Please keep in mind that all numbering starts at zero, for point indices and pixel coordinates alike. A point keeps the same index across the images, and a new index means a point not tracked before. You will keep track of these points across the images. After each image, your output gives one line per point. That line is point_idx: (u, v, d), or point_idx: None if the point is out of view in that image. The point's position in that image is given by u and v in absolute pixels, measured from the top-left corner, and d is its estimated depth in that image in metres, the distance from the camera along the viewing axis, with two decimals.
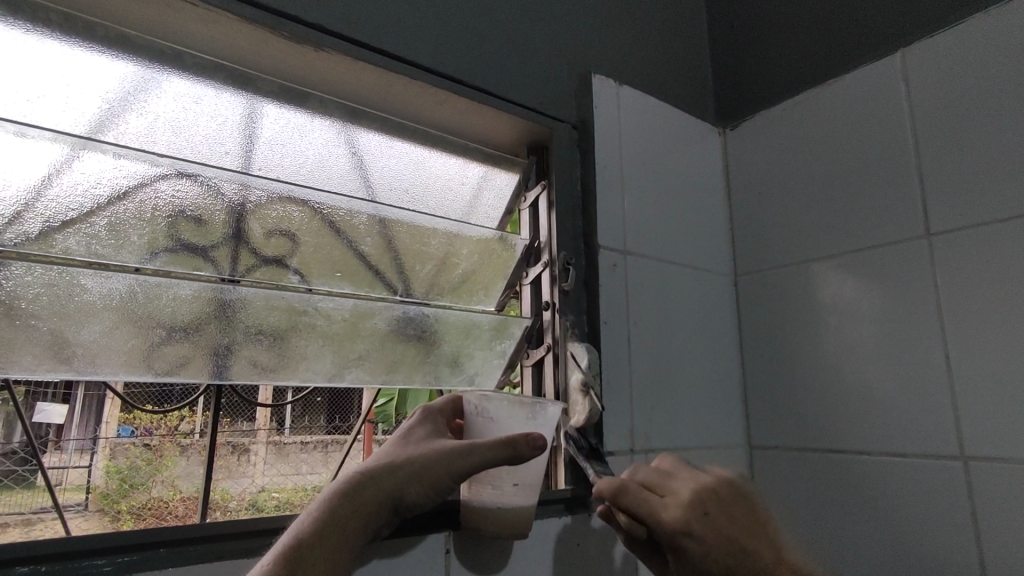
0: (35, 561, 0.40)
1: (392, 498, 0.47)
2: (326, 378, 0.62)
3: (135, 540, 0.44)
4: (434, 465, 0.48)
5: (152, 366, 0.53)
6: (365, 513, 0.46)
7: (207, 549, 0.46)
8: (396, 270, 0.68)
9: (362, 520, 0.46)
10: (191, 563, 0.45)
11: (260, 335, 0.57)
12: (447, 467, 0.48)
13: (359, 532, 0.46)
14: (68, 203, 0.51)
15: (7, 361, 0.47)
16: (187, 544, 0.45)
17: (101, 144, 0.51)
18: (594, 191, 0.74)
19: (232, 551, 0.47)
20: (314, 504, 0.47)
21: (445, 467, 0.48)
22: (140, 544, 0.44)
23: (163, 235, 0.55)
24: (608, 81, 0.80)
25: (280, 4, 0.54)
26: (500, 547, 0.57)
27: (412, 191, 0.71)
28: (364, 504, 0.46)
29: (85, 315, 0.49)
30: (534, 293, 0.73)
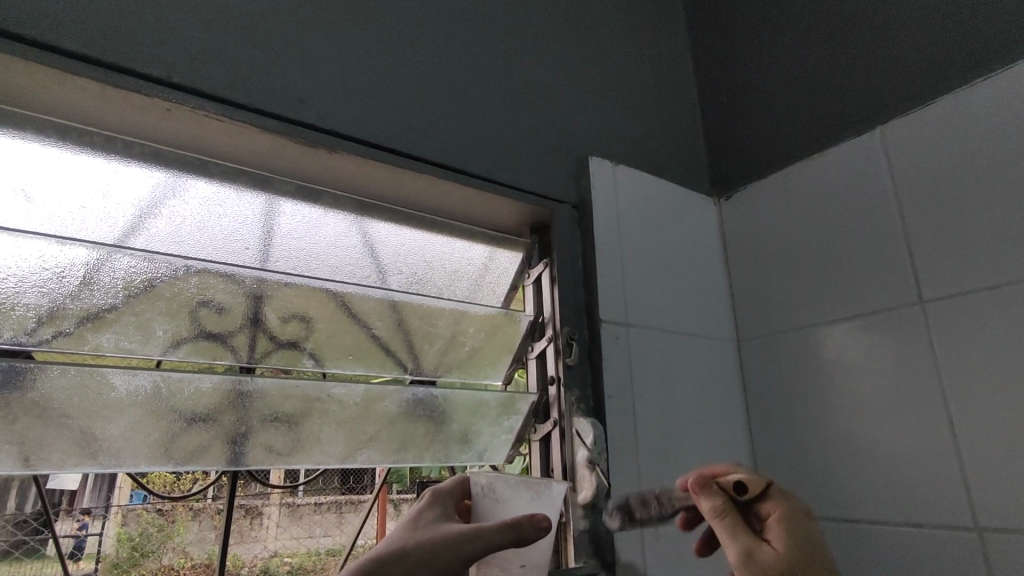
0: None
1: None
2: (339, 461, 0.64)
3: None
4: (441, 547, 0.49)
5: (173, 456, 0.55)
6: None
7: None
8: (406, 349, 0.71)
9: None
10: None
11: (276, 421, 0.59)
12: (455, 548, 0.49)
13: None
14: (100, 302, 0.55)
15: (38, 458, 0.49)
16: None
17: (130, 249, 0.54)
18: (595, 267, 0.77)
19: None
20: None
21: (453, 549, 0.49)
22: None
23: (186, 328, 0.59)
24: (604, 161, 0.84)
25: (297, 114, 0.59)
26: None
27: (419, 274, 0.75)
28: None
29: (113, 412, 0.52)
30: (540, 367, 0.75)
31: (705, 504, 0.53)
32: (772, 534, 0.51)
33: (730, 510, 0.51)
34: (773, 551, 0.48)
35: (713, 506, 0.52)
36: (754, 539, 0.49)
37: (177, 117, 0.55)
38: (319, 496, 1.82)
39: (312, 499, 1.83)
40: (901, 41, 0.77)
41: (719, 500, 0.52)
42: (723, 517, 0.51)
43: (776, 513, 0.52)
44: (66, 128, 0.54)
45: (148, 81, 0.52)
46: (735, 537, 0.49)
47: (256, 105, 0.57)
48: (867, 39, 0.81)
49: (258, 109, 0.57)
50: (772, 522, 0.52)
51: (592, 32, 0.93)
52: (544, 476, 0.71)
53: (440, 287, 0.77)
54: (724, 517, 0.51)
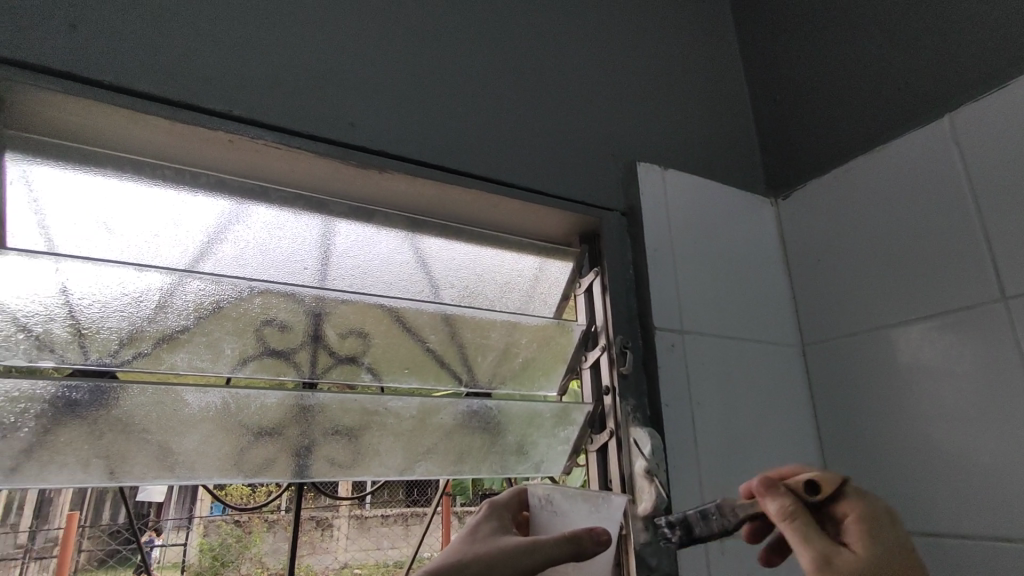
0: None
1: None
2: (397, 472, 0.66)
3: None
4: (498, 558, 0.49)
5: (242, 468, 0.59)
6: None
7: None
8: (460, 361, 0.73)
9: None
10: None
11: (336, 434, 0.61)
12: (511, 561, 0.49)
13: None
14: (174, 324, 0.58)
15: (122, 471, 0.53)
16: None
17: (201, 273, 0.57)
18: (647, 274, 0.76)
19: None
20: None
21: (509, 561, 0.49)
22: None
23: (252, 345, 0.63)
24: (653, 167, 0.83)
25: (347, 138, 0.62)
26: None
27: (471, 287, 0.76)
28: None
29: (187, 427, 0.55)
30: (594, 377, 0.74)
31: (767, 506, 0.47)
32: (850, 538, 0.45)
33: (800, 511, 0.46)
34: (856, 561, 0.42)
35: (779, 507, 0.46)
36: (830, 544, 0.44)
37: (239, 147, 0.58)
38: (385, 509, 1.87)
39: (378, 511, 1.89)
40: (967, 22, 0.73)
41: (789, 502, 0.46)
42: (791, 520, 0.45)
43: (855, 515, 0.46)
44: (141, 164, 0.58)
45: (212, 115, 0.56)
46: (807, 542, 0.44)
47: (310, 132, 0.60)
48: (930, 23, 0.77)
49: (311, 135, 0.60)
50: (850, 524, 0.46)
51: (636, 38, 0.92)
52: (602, 488, 0.70)
53: (491, 299, 0.77)
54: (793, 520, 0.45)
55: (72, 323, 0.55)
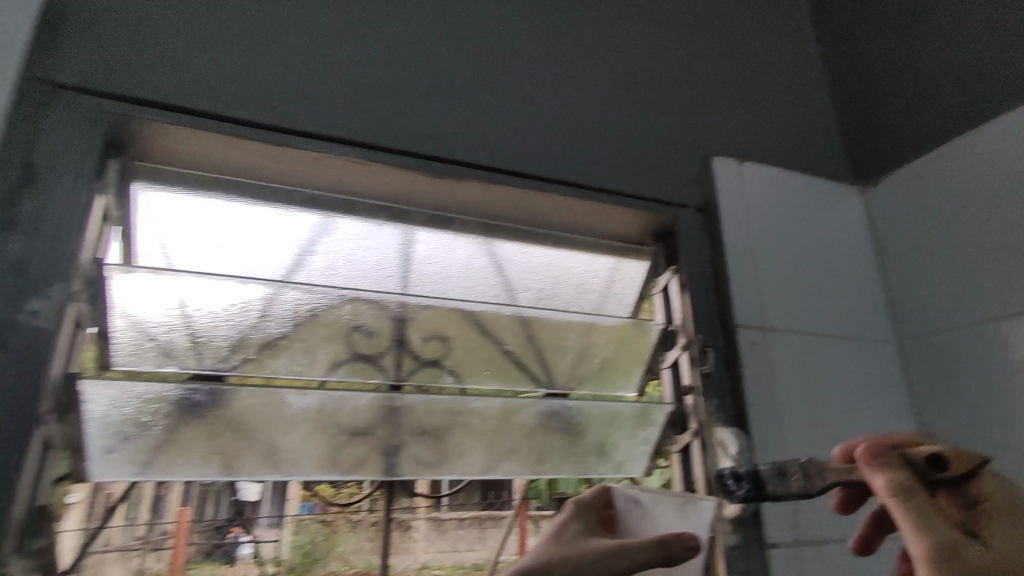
0: None
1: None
2: (481, 472, 0.67)
3: None
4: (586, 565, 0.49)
5: (338, 465, 0.62)
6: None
7: None
8: (538, 364, 0.74)
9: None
10: None
11: (423, 433, 0.64)
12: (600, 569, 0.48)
13: None
14: (275, 331, 0.63)
15: (235, 467, 0.57)
16: None
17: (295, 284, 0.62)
18: (727, 270, 0.74)
19: None
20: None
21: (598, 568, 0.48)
22: None
23: (343, 350, 0.66)
24: (729, 160, 0.81)
25: (425, 149, 0.64)
26: None
27: (547, 289, 0.78)
28: None
29: (290, 426, 0.59)
30: (674, 377, 0.73)
31: (877, 480, 0.45)
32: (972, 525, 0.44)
33: (917, 490, 0.44)
34: (981, 557, 0.41)
35: (897, 483, 0.44)
36: (954, 534, 0.42)
37: (328, 165, 0.62)
38: None
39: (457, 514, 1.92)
40: None
41: (905, 478, 0.44)
42: (909, 500, 0.43)
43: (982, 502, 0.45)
44: (242, 185, 0.63)
45: (304, 135, 0.60)
46: (929, 527, 0.42)
47: (390, 144, 0.63)
48: None
49: (392, 148, 0.63)
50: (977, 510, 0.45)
51: (707, 31, 0.91)
52: (686, 489, 0.68)
53: (564, 301, 0.80)
54: (914, 502, 0.43)
55: (189, 333, 0.60)
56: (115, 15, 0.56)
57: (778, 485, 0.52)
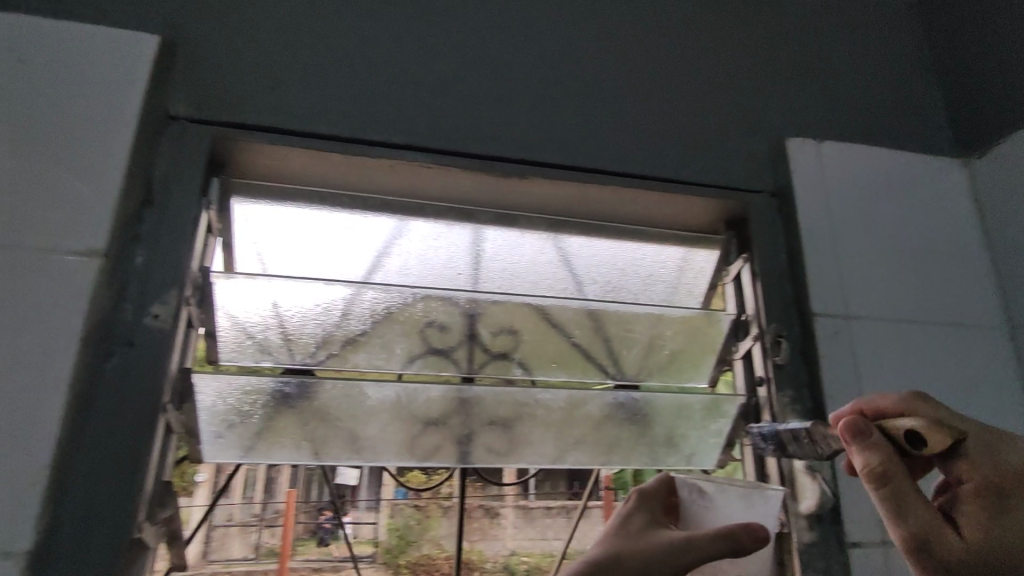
0: None
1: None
2: (551, 461, 0.70)
3: None
4: (660, 564, 0.47)
5: (415, 452, 0.66)
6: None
7: None
8: (606, 355, 0.75)
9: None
10: None
11: (493, 424, 0.67)
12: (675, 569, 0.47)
13: None
14: (356, 327, 0.68)
15: (324, 451, 0.63)
16: None
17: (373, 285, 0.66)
18: (803, 256, 0.71)
19: None
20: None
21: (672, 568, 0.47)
22: None
23: (417, 344, 0.71)
24: (807, 141, 0.77)
25: (489, 151, 0.68)
26: None
27: (613, 281, 0.79)
28: None
29: (370, 415, 0.64)
30: (747, 368, 0.71)
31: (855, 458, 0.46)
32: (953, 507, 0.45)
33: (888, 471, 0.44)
34: (955, 547, 0.43)
35: (876, 470, 0.45)
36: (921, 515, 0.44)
37: (398, 171, 0.67)
38: None
39: None
40: None
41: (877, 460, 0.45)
42: (886, 485, 0.45)
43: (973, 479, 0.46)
44: (320, 193, 0.68)
45: (379, 146, 0.65)
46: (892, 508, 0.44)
47: (456, 150, 0.67)
48: None
49: (458, 152, 0.67)
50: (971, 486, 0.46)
51: (782, 8, 0.87)
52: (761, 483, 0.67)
53: (632, 293, 0.80)
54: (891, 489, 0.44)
55: (281, 330, 0.67)
56: (215, 53, 0.64)
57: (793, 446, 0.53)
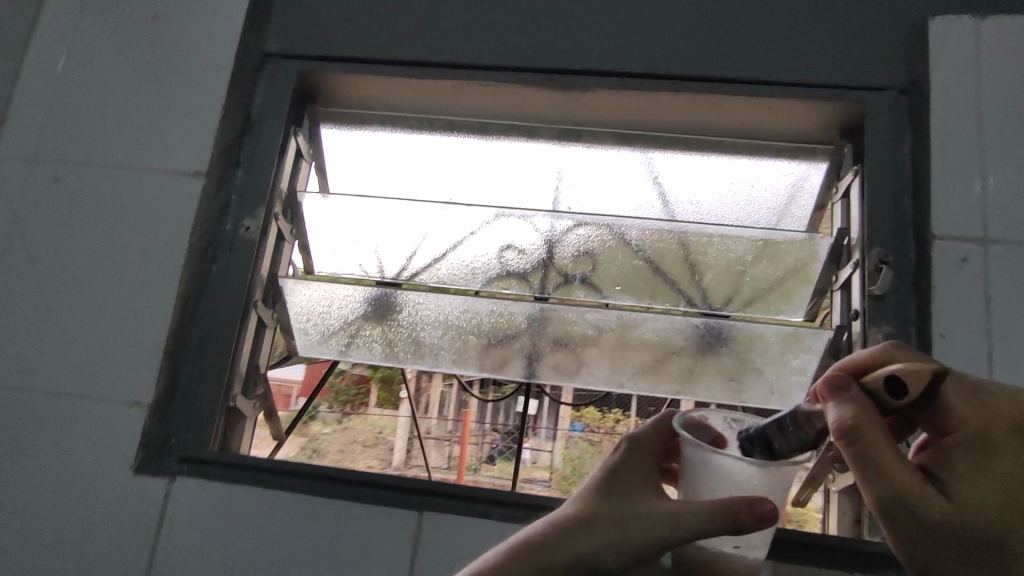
0: (354, 481, 0.56)
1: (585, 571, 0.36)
2: (606, 383, 0.68)
3: (417, 484, 0.55)
4: (641, 538, 0.37)
5: (482, 364, 0.69)
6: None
7: (455, 503, 0.54)
8: (686, 277, 0.70)
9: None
10: (440, 512, 0.54)
11: (557, 343, 0.68)
12: (657, 545, 0.37)
13: None
14: (429, 249, 0.75)
15: (399, 355, 0.71)
16: (436, 495, 0.55)
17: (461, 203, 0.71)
18: (929, 167, 0.58)
19: (481, 511, 0.54)
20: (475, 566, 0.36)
21: (656, 542, 0.37)
22: (417, 488, 0.55)
23: (483, 265, 0.74)
24: (961, 21, 0.61)
25: (549, 63, 0.66)
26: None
27: (697, 199, 0.73)
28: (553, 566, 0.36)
29: (430, 324, 0.70)
30: (845, 299, 0.61)
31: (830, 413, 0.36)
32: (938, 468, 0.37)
33: (872, 426, 0.35)
34: (942, 510, 0.35)
35: (846, 425, 0.35)
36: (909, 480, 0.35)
37: (460, 91, 0.68)
38: None
39: None
40: None
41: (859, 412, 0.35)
42: (863, 444, 0.35)
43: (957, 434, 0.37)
44: (398, 118, 0.73)
45: (440, 67, 0.67)
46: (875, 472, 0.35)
47: (516, 65, 0.66)
48: None
49: (517, 67, 0.66)
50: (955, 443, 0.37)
51: None
52: None
53: (721, 217, 0.73)
54: (869, 450, 0.35)
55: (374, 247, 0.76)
56: None
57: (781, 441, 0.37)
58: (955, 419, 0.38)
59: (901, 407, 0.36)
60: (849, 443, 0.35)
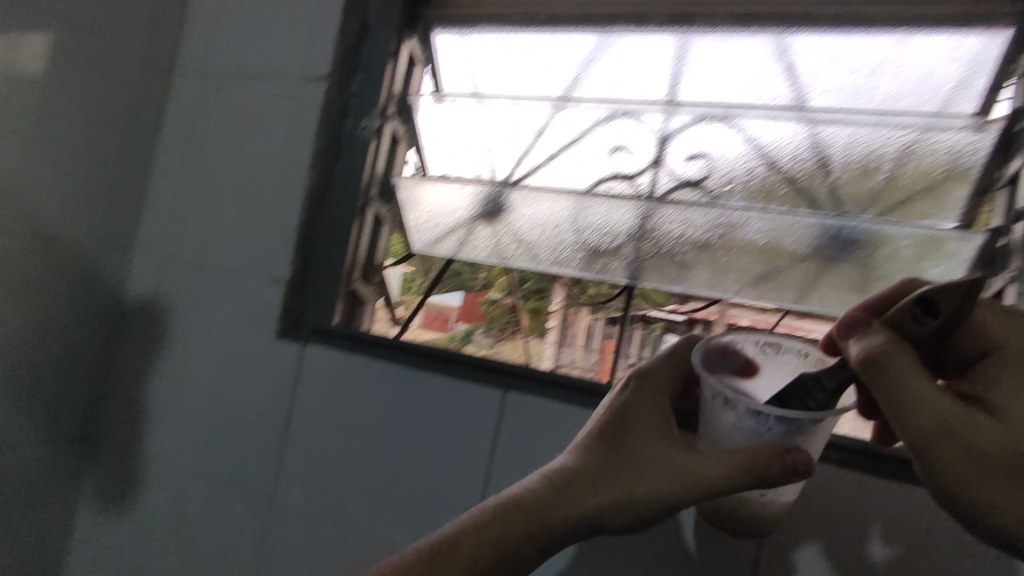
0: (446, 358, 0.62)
1: (586, 525, 0.40)
2: (708, 288, 0.63)
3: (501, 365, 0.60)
4: (643, 490, 0.39)
5: (586, 266, 0.68)
6: (558, 540, 0.40)
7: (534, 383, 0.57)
8: (812, 174, 0.61)
9: (545, 547, 0.40)
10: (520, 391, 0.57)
11: (665, 247, 0.65)
12: (664, 498, 0.38)
13: (543, 539, 0.40)
14: (539, 152, 0.72)
15: (511, 256, 0.71)
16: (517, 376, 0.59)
17: (572, 102, 0.70)
18: None
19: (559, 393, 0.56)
20: (475, 514, 0.41)
21: (662, 495, 0.38)
22: (500, 367, 0.60)
23: (586, 166, 0.71)
24: None
25: None
26: (836, 482, 0.47)
27: (837, 79, 0.60)
28: (551, 518, 0.39)
29: (534, 226, 0.70)
30: (1009, 198, 0.53)
31: (854, 347, 0.34)
32: (988, 396, 0.33)
33: (901, 352, 0.32)
34: (991, 433, 0.31)
35: (872, 353, 0.32)
36: (948, 405, 0.31)
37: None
38: None
39: None
40: None
41: (884, 339, 0.33)
42: (891, 372, 0.32)
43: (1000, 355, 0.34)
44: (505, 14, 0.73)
45: None
46: (911, 401, 0.32)
47: None
48: None
49: None
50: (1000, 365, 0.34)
51: None
52: None
53: (886, 93, 0.58)
54: (895, 378, 0.32)
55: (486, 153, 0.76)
56: None
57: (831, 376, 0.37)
58: (993, 338, 0.35)
59: (927, 334, 0.34)
60: (872, 374, 0.32)
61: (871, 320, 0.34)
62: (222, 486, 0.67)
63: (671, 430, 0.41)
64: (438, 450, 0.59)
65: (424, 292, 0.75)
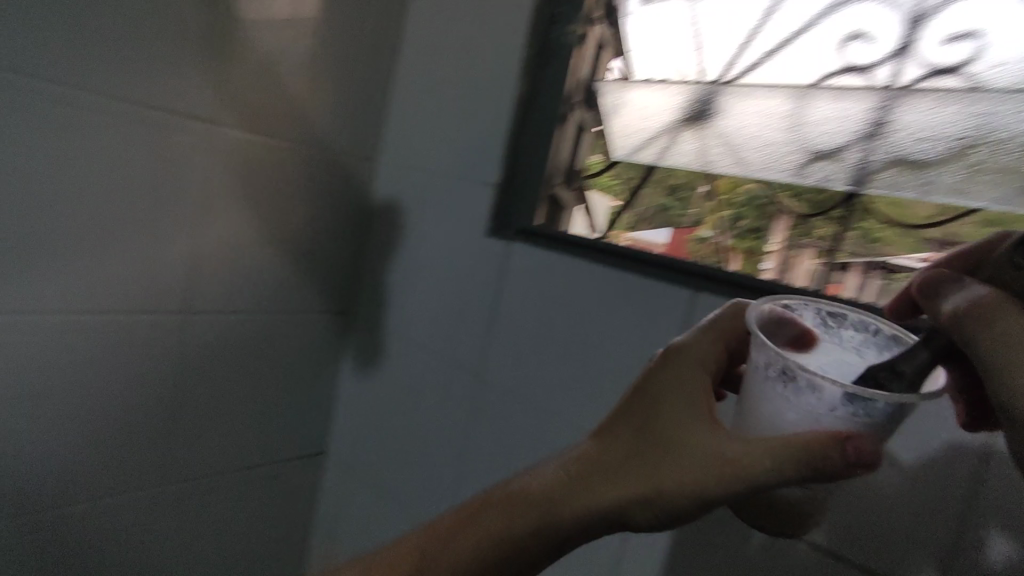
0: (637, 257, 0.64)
1: (608, 516, 0.39)
2: (959, 196, 0.49)
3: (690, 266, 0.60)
4: (670, 485, 0.36)
5: (797, 171, 0.58)
6: (582, 530, 0.40)
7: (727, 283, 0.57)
8: None
9: (569, 535, 0.40)
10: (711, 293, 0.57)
11: (906, 146, 0.52)
12: (693, 494, 0.36)
13: (571, 531, 0.40)
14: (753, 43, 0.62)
15: (711, 160, 0.65)
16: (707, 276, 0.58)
17: None
18: None
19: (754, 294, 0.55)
20: (505, 507, 0.42)
21: (692, 492, 0.36)
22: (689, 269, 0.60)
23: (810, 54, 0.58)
24: None
25: None
26: None
27: None
28: (578, 511, 0.39)
29: (740, 126, 0.62)
30: None
31: (952, 303, 0.34)
32: None
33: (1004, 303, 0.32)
34: None
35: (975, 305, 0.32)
36: None
37: None
38: None
39: None
40: None
41: (984, 295, 0.33)
42: (995, 322, 0.32)
43: None
44: None
45: None
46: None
47: None
48: None
49: None
50: None
51: None
52: None
53: None
54: (991, 328, 0.32)
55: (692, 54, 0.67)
56: None
57: (906, 364, 0.35)
58: None
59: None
60: (968, 326, 0.32)
61: (961, 277, 0.35)
62: (443, 360, 0.80)
63: (710, 410, 0.38)
64: (625, 344, 0.62)
65: (629, 227, 0.74)
